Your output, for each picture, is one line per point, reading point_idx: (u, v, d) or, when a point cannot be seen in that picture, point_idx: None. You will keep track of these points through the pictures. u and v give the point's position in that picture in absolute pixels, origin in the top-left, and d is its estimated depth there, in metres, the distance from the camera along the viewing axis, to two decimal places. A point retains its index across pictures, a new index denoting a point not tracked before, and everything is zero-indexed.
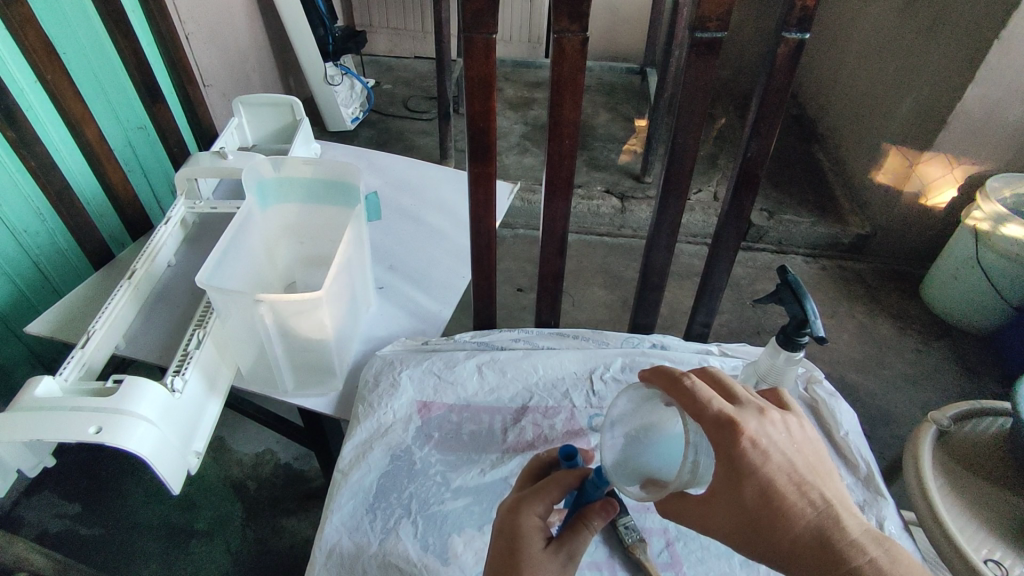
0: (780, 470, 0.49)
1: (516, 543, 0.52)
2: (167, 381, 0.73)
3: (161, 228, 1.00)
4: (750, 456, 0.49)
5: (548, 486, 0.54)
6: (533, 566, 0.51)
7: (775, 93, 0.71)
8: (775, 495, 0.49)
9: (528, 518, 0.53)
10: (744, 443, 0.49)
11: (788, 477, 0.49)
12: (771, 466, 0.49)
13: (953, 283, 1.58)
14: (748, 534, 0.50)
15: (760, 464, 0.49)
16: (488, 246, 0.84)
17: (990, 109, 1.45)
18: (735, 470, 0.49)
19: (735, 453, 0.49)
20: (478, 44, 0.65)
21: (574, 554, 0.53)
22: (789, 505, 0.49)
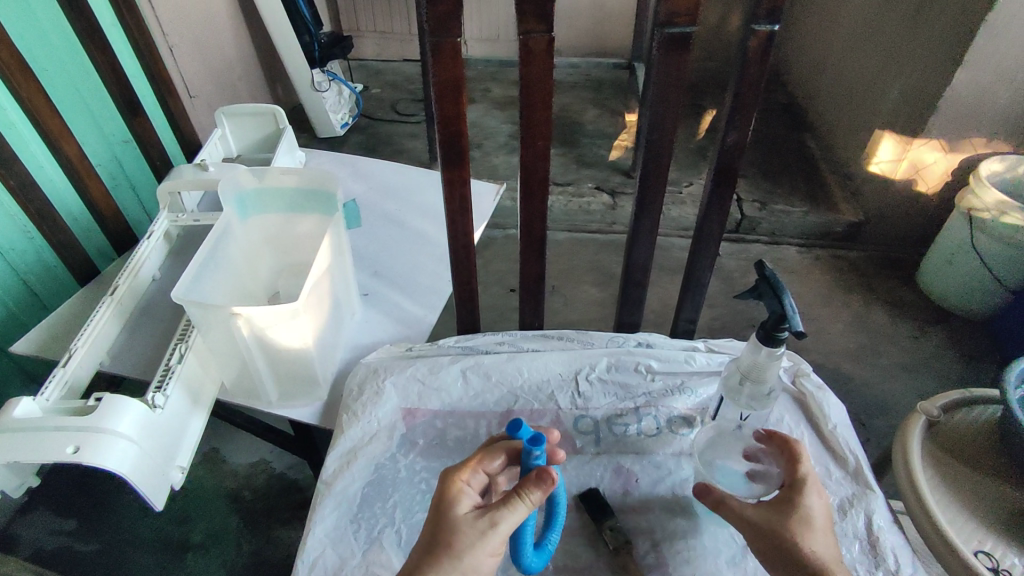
0: (821, 515, 0.62)
1: (440, 505, 0.57)
2: (147, 398, 0.72)
3: (144, 241, 0.98)
4: (808, 496, 0.62)
5: (475, 455, 0.61)
6: (452, 525, 0.55)
7: (750, 85, 0.70)
8: (812, 527, 0.60)
9: (452, 482, 0.58)
10: (808, 485, 0.63)
11: (824, 524, 0.61)
12: (818, 512, 0.62)
13: (946, 270, 1.57)
14: (775, 551, 0.60)
15: (811, 503, 0.62)
16: (466, 250, 0.84)
17: (979, 92, 1.44)
18: (792, 499, 0.62)
19: (798, 488, 0.63)
20: (444, 48, 0.64)
21: (496, 521, 0.55)
22: (818, 540, 0.60)
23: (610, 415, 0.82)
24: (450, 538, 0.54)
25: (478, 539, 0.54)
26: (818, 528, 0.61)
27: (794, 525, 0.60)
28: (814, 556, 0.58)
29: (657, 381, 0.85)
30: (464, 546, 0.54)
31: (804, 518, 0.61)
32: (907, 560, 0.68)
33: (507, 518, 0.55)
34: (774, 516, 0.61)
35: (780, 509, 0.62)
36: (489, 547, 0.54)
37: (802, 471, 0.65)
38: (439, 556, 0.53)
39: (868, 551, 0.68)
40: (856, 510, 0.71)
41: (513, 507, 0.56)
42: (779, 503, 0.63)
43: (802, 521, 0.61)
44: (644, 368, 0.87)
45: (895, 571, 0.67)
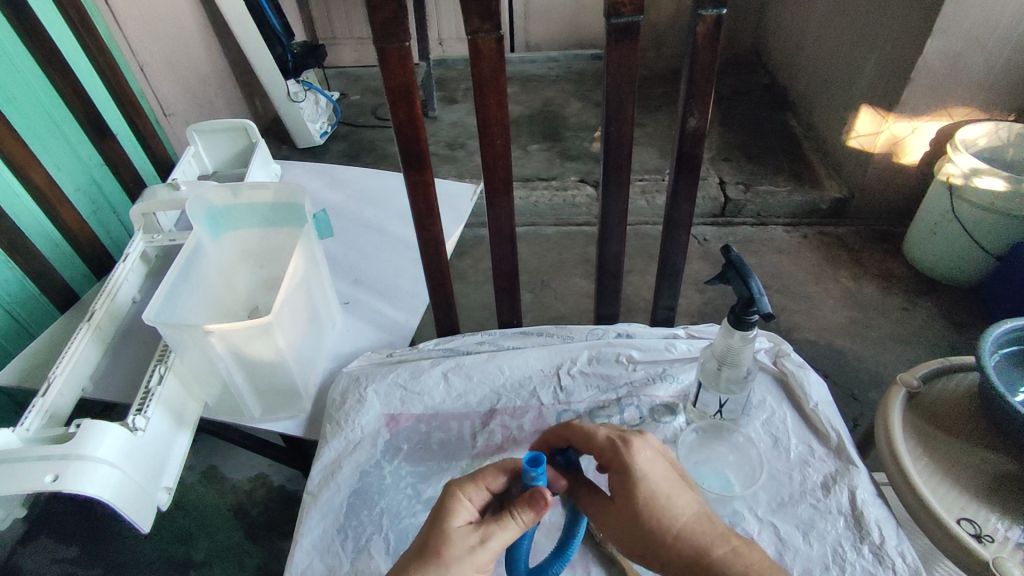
0: (659, 479, 0.59)
1: (437, 515, 0.57)
2: (128, 421, 0.72)
3: (120, 265, 0.96)
4: (638, 464, 0.59)
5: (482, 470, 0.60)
6: (444, 534, 0.55)
7: (703, 70, 0.71)
8: (660, 500, 0.58)
9: (454, 495, 0.58)
10: (631, 456, 0.59)
11: (668, 484, 0.59)
12: (656, 475, 0.59)
13: (931, 239, 1.57)
14: (643, 541, 0.58)
15: (644, 474, 0.59)
16: (437, 252, 0.85)
17: (952, 61, 1.44)
18: (624, 476, 0.59)
19: (624, 464, 0.59)
20: (392, 54, 0.64)
21: (487, 537, 0.55)
22: (677, 509, 0.58)
23: (593, 407, 0.83)
24: (440, 549, 0.54)
25: (467, 552, 0.54)
26: (666, 495, 0.58)
27: (644, 504, 0.58)
28: (683, 532, 0.57)
29: (638, 371, 0.86)
30: (453, 557, 0.54)
31: (647, 496, 0.58)
32: (892, 532, 0.67)
33: (500, 536, 0.55)
34: (623, 503, 0.59)
35: (623, 492, 0.59)
36: (475, 563, 0.54)
37: (610, 443, 0.61)
38: (425, 565, 0.53)
39: (852, 525, 0.68)
40: (839, 486, 0.71)
41: (510, 526, 0.56)
42: (619, 488, 0.59)
43: (649, 501, 0.58)
44: (625, 358, 0.87)
45: (881, 544, 0.66)
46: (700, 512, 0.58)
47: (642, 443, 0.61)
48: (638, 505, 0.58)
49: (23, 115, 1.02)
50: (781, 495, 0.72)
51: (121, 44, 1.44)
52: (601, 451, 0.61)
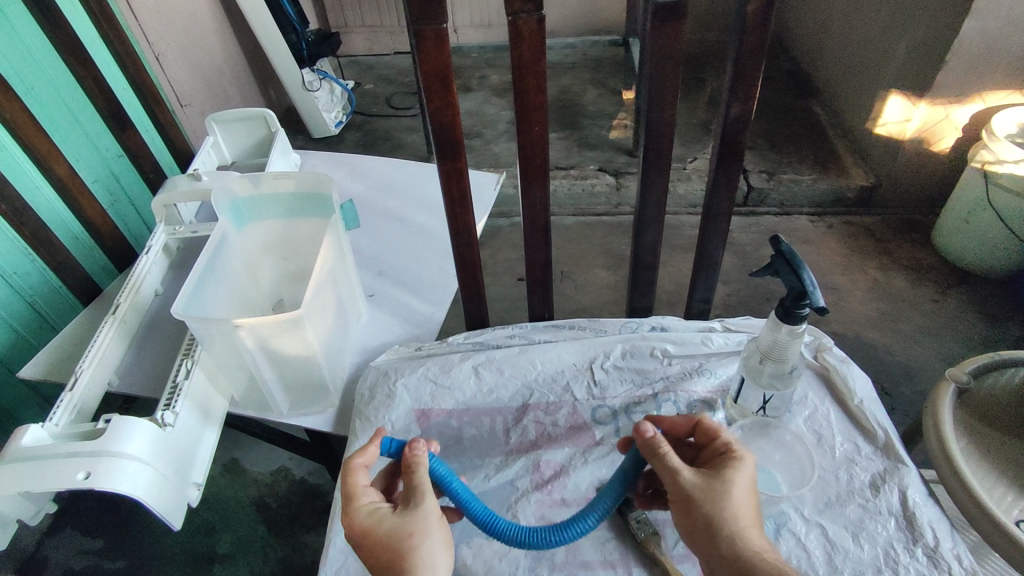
0: (750, 496, 0.58)
1: (373, 546, 0.56)
2: (157, 416, 0.71)
3: (143, 257, 0.94)
4: (739, 465, 0.58)
5: (350, 482, 0.60)
6: (400, 542, 0.55)
7: (751, 53, 0.69)
8: (744, 511, 0.56)
9: (362, 517, 0.57)
10: (737, 456, 0.59)
11: (750, 502, 0.57)
12: (749, 487, 0.57)
13: (963, 229, 1.52)
14: (713, 525, 0.55)
15: (739, 474, 0.57)
16: (468, 243, 0.83)
17: (990, 43, 1.39)
18: (724, 466, 0.58)
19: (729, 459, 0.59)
20: (430, 37, 0.62)
21: (420, 502, 0.57)
22: (747, 521, 0.56)
23: (629, 402, 0.80)
24: (408, 533, 0.56)
25: (424, 515, 0.57)
26: (745, 506, 0.56)
27: (730, 496, 0.56)
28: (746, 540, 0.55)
29: (674, 365, 0.83)
30: (419, 540, 0.56)
31: (733, 495, 0.56)
32: (946, 534, 0.65)
33: (425, 484, 0.58)
34: (712, 481, 0.57)
35: (718, 473, 0.57)
36: (434, 518, 0.58)
37: (725, 442, 0.61)
38: (413, 553, 0.55)
39: (904, 527, 0.66)
40: (889, 485, 0.69)
41: (423, 475, 0.59)
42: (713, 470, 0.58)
43: (735, 494, 0.56)
44: (660, 352, 0.84)
45: (936, 547, 0.64)
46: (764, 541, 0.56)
47: (753, 459, 0.60)
48: (723, 490, 0.56)
49: (43, 105, 1.01)
50: (828, 495, 0.69)
51: (137, 32, 1.42)
52: (712, 447, 0.62)
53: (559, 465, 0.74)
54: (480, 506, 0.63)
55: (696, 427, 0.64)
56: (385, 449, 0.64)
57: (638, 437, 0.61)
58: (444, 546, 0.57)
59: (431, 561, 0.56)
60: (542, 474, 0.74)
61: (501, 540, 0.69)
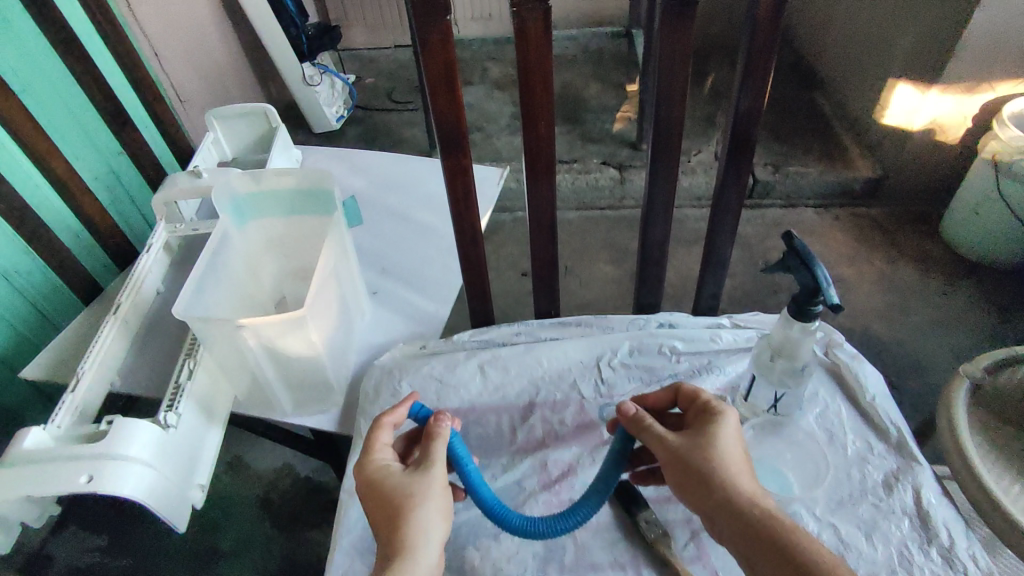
0: (737, 450, 0.58)
1: (380, 492, 0.57)
2: (159, 418, 0.70)
3: (144, 255, 0.93)
4: (720, 423, 0.59)
5: (373, 434, 0.62)
6: (402, 492, 0.56)
7: (763, 43, 0.68)
8: (731, 465, 0.57)
9: (376, 468, 0.59)
10: (719, 412, 0.60)
11: (739, 456, 0.58)
12: (734, 439, 0.58)
13: (971, 221, 1.50)
14: (700, 479, 0.56)
15: (722, 428, 0.59)
16: (473, 240, 0.82)
17: (1001, 29, 1.36)
18: (705, 423, 0.60)
19: (713, 416, 0.60)
20: (434, 32, 0.60)
21: (431, 464, 0.59)
22: (738, 472, 0.56)
23: None
24: (412, 493, 0.56)
25: (432, 480, 0.58)
26: (735, 460, 0.57)
27: (713, 449, 0.57)
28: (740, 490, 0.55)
29: (683, 362, 0.82)
30: (421, 494, 0.57)
31: (718, 451, 0.57)
32: (961, 534, 0.65)
33: (439, 454, 0.60)
34: (693, 439, 0.58)
35: (699, 430, 0.59)
36: (439, 482, 0.58)
37: (706, 400, 0.62)
38: (411, 513, 0.55)
39: (919, 527, 0.65)
40: (902, 484, 0.68)
41: (441, 446, 0.60)
42: (695, 427, 0.59)
43: (721, 449, 0.57)
44: (669, 349, 0.83)
45: (951, 548, 0.63)
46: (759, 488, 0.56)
47: (735, 414, 0.60)
48: (708, 445, 0.57)
49: (39, 102, 0.99)
50: (840, 494, 0.68)
51: (135, 28, 1.40)
52: (695, 408, 0.62)
53: (567, 465, 0.74)
54: (489, 492, 0.64)
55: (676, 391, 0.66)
56: (413, 414, 0.65)
57: (623, 415, 0.63)
58: (442, 520, 0.57)
59: (426, 529, 0.55)
60: (549, 474, 0.73)
61: (509, 541, 0.68)
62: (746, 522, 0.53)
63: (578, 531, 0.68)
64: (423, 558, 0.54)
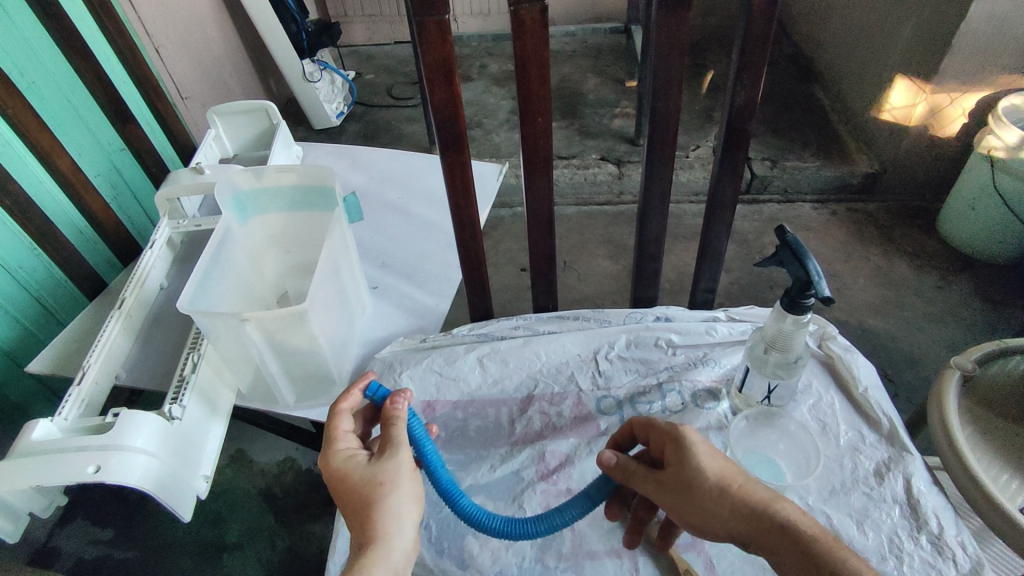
0: (721, 460, 0.56)
1: (347, 482, 0.57)
2: (164, 410, 0.71)
3: (147, 251, 0.95)
4: (692, 440, 0.57)
5: (332, 423, 0.63)
6: (368, 479, 0.57)
7: (757, 39, 0.69)
8: (728, 478, 0.55)
9: (340, 458, 0.59)
10: (688, 430, 0.57)
11: (727, 462, 0.56)
12: (713, 451, 0.56)
13: (967, 216, 1.52)
14: (708, 510, 0.55)
15: (699, 448, 0.56)
16: (472, 236, 0.83)
17: (997, 25, 1.36)
18: (678, 449, 0.57)
19: (682, 438, 0.57)
20: (432, 29, 0.61)
21: (395, 447, 0.59)
22: (737, 481, 0.55)
23: (633, 392, 0.80)
24: (377, 483, 0.57)
25: (396, 465, 0.58)
26: (727, 469, 0.56)
27: (705, 472, 0.55)
28: (746, 502, 0.54)
29: (679, 355, 0.83)
30: (389, 480, 0.57)
31: (706, 471, 0.55)
32: (951, 522, 0.66)
33: (402, 436, 0.60)
34: (680, 471, 0.56)
35: (679, 460, 0.56)
36: (407, 467, 0.58)
37: (664, 425, 0.59)
38: (378, 502, 0.56)
39: (908, 515, 0.66)
40: (893, 474, 0.69)
41: (400, 428, 0.60)
42: (673, 460, 0.57)
43: (712, 469, 0.55)
44: (665, 342, 0.85)
45: (940, 534, 0.65)
46: (761, 485, 0.56)
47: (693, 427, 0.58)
48: (698, 471, 0.55)
49: (43, 100, 1.00)
50: (832, 483, 0.70)
51: (136, 25, 1.41)
52: (658, 434, 0.60)
53: (564, 456, 0.75)
54: (444, 475, 0.63)
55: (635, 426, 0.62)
56: (371, 394, 0.67)
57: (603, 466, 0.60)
58: (414, 503, 0.57)
59: (397, 514, 0.56)
60: (547, 465, 0.74)
61: None
62: (766, 533, 0.53)
63: (575, 520, 0.70)
64: (395, 545, 0.55)
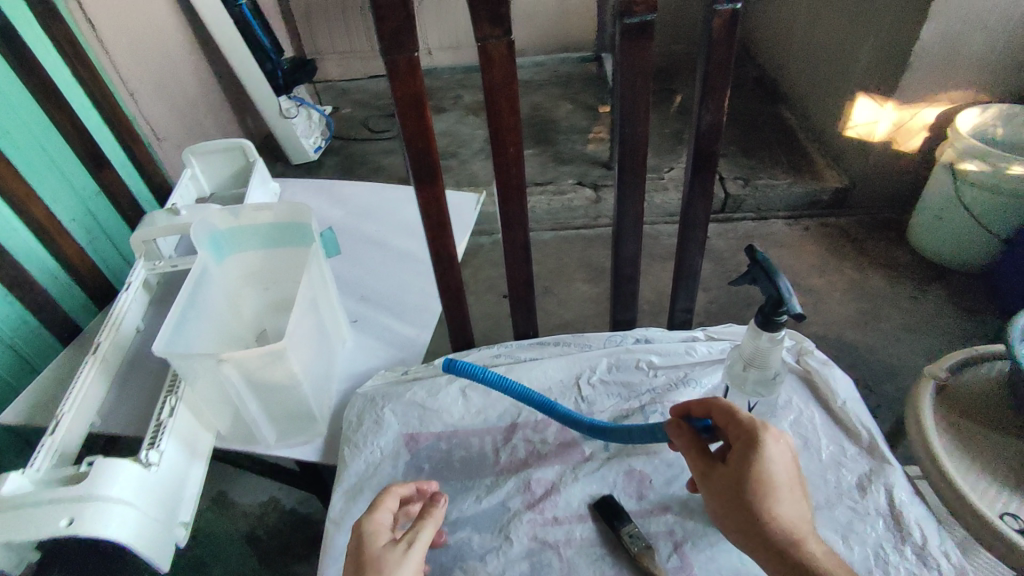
0: (783, 475, 0.56)
1: (361, 556, 0.57)
2: (141, 456, 0.69)
3: (123, 294, 0.93)
4: (767, 443, 0.56)
5: (378, 496, 0.63)
6: (376, 561, 0.56)
7: (718, 65, 0.71)
8: (775, 495, 0.55)
9: (369, 530, 0.60)
10: (768, 432, 0.57)
11: (787, 480, 0.56)
12: (778, 467, 0.56)
13: (935, 227, 1.56)
14: (740, 513, 0.56)
15: (766, 459, 0.56)
16: (450, 267, 0.83)
17: (950, 44, 1.42)
18: (746, 450, 0.56)
19: (757, 436, 0.56)
20: (402, 65, 0.63)
21: (414, 540, 0.58)
22: (784, 499, 0.55)
23: (616, 416, 0.81)
24: (381, 565, 0.56)
25: (404, 559, 0.57)
26: (782, 487, 0.55)
27: (757, 482, 0.55)
28: (783, 521, 0.54)
29: (660, 376, 0.84)
30: (393, 570, 0.55)
31: (764, 480, 0.55)
32: (934, 531, 0.66)
33: (425, 535, 0.59)
34: (735, 468, 0.57)
35: (741, 459, 0.56)
36: (413, 565, 0.57)
37: (745, 419, 0.58)
38: None
39: (892, 526, 0.67)
40: (875, 486, 0.70)
41: (429, 525, 0.60)
42: (734, 456, 0.57)
43: (767, 480, 0.55)
44: (646, 364, 0.85)
45: (923, 545, 0.65)
46: (804, 514, 0.56)
47: (772, 437, 0.56)
48: (757, 471, 0.56)
49: (15, 148, 1.00)
50: (817, 499, 0.70)
51: (109, 69, 1.41)
52: (733, 422, 0.59)
53: (550, 484, 0.75)
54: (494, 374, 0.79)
55: (715, 408, 0.61)
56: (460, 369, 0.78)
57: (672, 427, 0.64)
58: None
59: None
60: (533, 493, 0.74)
61: (496, 563, 0.68)
62: (788, 561, 0.54)
63: (563, 549, 0.69)
64: None
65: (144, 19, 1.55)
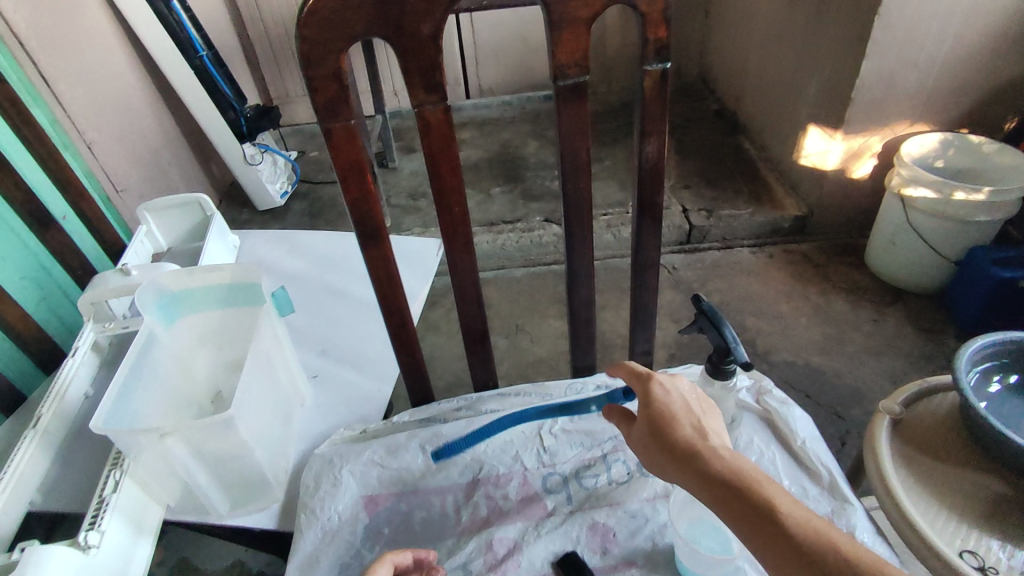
0: (678, 403, 0.60)
1: None
2: (79, 539, 0.65)
3: (68, 360, 0.89)
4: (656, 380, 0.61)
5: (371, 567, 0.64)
6: None
7: (653, 121, 0.73)
8: (674, 419, 0.58)
9: None
10: (655, 377, 0.62)
11: (686, 407, 0.59)
12: (672, 396, 0.60)
13: (890, 252, 1.60)
14: (656, 448, 0.58)
15: (656, 391, 0.60)
16: (403, 324, 0.82)
17: (888, 80, 1.49)
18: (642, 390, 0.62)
19: (646, 384, 0.62)
20: (339, 132, 0.63)
21: None
22: (686, 423, 0.57)
23: (579, 467, 0.79)
24: None
25: None
26: (680, 412, 0.59)
27: (655, 411, 0.59)
28: (689, 439, 0.56)
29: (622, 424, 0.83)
30: None
31: (660, 408, 0.59)
32: None
33: None
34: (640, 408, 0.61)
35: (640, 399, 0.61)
36: None
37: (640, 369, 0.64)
38: None
39: None
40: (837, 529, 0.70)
41: None
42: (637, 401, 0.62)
43: (662, 406, 0.59)
44: None
45: None
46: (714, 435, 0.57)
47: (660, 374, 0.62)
48: (654, 411, 0.59)
49: None
50: None
51: (65, 123, 1.40)
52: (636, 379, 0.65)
53: (513, 542, 0.73)
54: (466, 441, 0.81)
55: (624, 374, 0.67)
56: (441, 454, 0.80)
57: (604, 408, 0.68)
58: None
59: None
60: (495, 554, 0.72)
61: None
62: (702, 470, 0.53)
63: None
64: None
65: (102, 74, 1.55)
